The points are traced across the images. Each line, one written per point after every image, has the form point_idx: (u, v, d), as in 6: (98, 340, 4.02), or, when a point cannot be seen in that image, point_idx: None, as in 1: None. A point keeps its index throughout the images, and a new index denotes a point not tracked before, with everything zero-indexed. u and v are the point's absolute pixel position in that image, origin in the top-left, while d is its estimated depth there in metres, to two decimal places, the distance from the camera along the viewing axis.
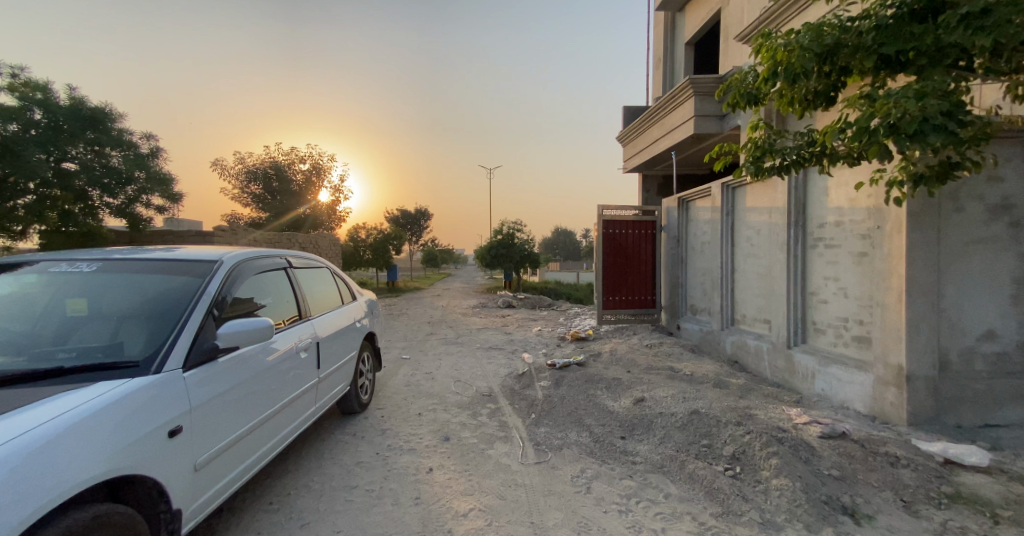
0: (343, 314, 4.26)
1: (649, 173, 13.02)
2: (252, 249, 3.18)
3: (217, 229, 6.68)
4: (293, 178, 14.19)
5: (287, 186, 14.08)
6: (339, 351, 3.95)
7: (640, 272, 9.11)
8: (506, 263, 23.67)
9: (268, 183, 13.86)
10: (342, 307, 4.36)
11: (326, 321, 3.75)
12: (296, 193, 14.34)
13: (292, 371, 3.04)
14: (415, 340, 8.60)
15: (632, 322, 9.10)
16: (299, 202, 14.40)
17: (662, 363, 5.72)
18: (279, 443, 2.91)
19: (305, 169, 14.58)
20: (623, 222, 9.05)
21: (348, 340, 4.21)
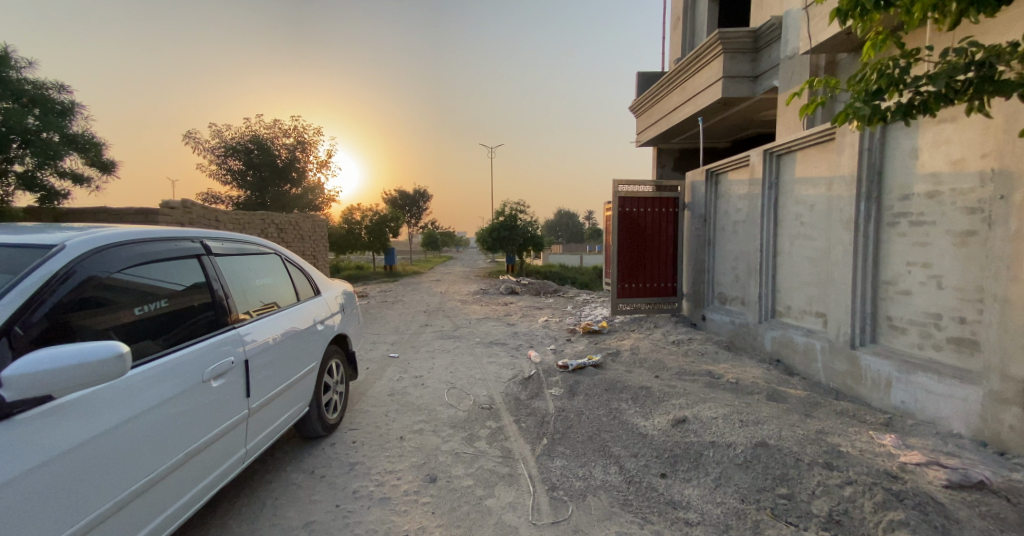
0: (299, 312, 3.40)
1: (665, 145, 12.02)
2: (140, 229, 2.38)
3: (166, 206, 5.67)
4: (277, 154, 13.12)
5: (270, 162, 13.05)
6: (289, 364, 3.08)
7: (660, 255, 8.16)
8: (509, 247, 22.70)
9: (249, 158, 12.81)
10: (297, 305, 3.48)
11: (264, 327, 2.90)
12: (280, 170, 13.29)
13: (193, 409, 2.23)
14: (406, 334, 7.65)
15: (649, 312, 8.21)
16: (284, 179, 13.39)
17: (697, 366, 4.76)
18: (189, 503, 2.21)
19: (289, 144, 13.53)
20: (642, 199, 8.05)
21: (305, 346, 3.34)
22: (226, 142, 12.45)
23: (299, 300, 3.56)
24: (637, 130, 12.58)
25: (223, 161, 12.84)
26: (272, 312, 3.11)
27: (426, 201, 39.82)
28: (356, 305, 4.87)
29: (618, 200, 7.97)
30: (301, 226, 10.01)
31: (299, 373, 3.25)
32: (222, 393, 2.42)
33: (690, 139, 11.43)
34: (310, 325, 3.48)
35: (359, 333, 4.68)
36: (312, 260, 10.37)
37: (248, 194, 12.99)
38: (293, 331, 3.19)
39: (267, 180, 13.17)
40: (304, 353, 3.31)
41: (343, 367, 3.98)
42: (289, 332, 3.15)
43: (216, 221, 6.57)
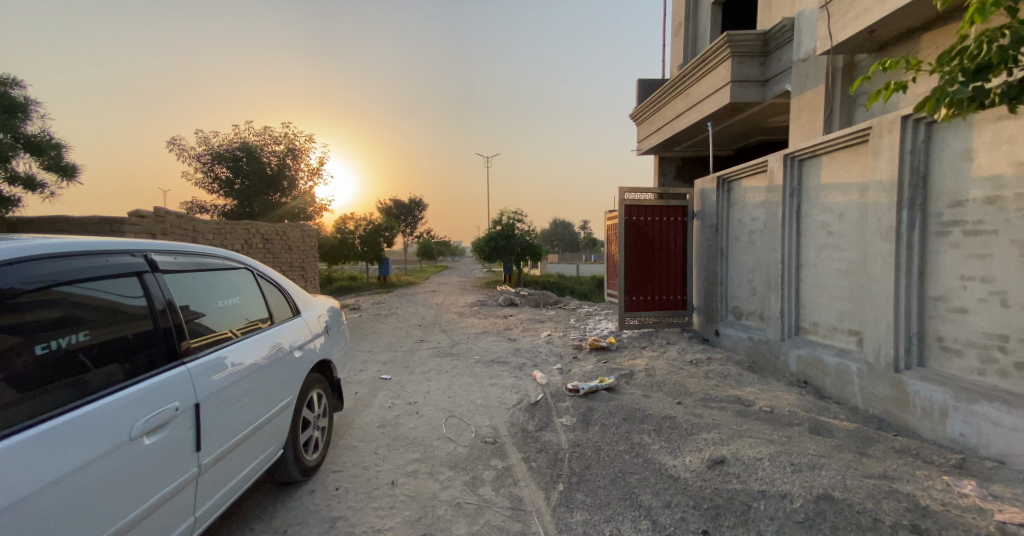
0: (273, 336, 2.92)
1: (667, 153, 11.69)
2: (77, 238, 2.00)
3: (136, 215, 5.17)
4: (266, 162, 12.62)
5: (260, 171, 12.59)
6: (257, 401, 2.61)
7: (669, 266, 7.73)
8: (507, 256, 22.29)
9: (237, 166, 12.34)
10: (271, 327, 3.00)
11: (225, 359, 2.43)
12: (270, 178, 12.82)
13: (115, 478, 1.77)
14: (399, 352, 7.15)
15: (658, 326, 7.76)
16: (273, 188, 12.90)
17: (722, 391, 4.31)
18: None
19: (280, 152, 13.07)
20: (649, 207, 7.64)
21: (280, 376, 2.86)
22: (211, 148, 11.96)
23: (273, 322, 3.07)
24: (638, 139, 12.25)
25: (209, 169, 12.33)
26: (237, 339, 2.63)
27: (420, 210, 39.36)
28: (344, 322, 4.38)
29: (625, 209, 7.57)
30: (289, 236, 9.51)
31: (274, 409, 2.78)
32: (161, 452, 1.95)
33: (693, 146, 11.10)
34: (287, 351, 3.00)
35: (348, 355, 4.19)
36: (301, 272, 9.86)
37: (235, 203, 12.47)
38: (264, 360, 2.72)
39: (255, 188, 12.66)
40: (278, 385, 2.83)
41: (327, 396, 3.50)
42: (259, 363, 2.67)
43: (194, 231, 6.06)
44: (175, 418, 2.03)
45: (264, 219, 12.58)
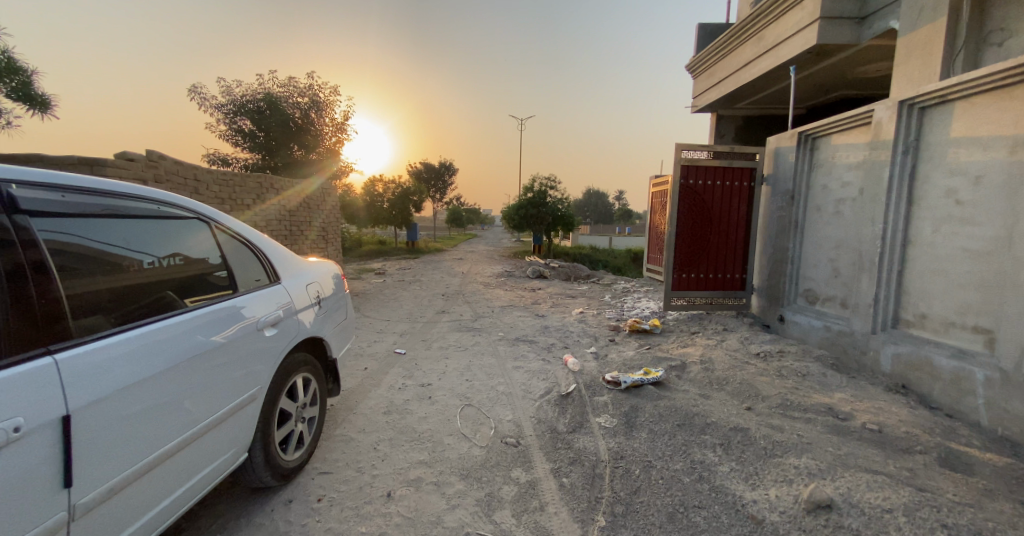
0: (233, 308, 2.23)
1: (735, 105, 10.58)
2: None
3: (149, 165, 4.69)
4: (291, 115, 12.11)
5: (285, 124, 12.10)
6: (200, 398, 1.98)
7: (728, 239, 6.78)
8: (539, 225, 21.38)
9: (261, 118, 11.90)
10: (232, 296, 2.31)
11: (137, 347, 1.76)
12: (294, 133, 12.33)
13: None
14: (417, 324, 6.54)
15: (710, 308, 6.87)
16: (297, 143, 12.42)
17: (805, 396, 3.47)
18: None
19: (305, 104, 12.52)
20: (710, 170, 6.68)
21: (239, 363, 2.19)
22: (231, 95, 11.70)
23: (237, 290, 2.39)
24: (698, 91, 11.16)
25: (233, 120, 11.98)
26: (167, 315, 1.96)
27: (452, 175, 38.60)
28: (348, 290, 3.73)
29: (680, 171, 6.64)
30: (316, 193, 8.97)
31: (234, 404, 2.16)
32: None
33: (756, 99, 10.06)
34: (254, 329, 2.31)
35: (348, 330, 3.53)
36: (328, 233, 9.37)
37: (259, 157, 12.11)
38: (210, 344, 2.05)
39: (281, 142, 12.21)
40: (237, 375, 2.17)
41: (318, 380, 2.84)
42: (202, 349, 2.00)
43: (197, 181, 5.52)
44: (19, 442, 1.41)
45: (288, 175, 12.13)
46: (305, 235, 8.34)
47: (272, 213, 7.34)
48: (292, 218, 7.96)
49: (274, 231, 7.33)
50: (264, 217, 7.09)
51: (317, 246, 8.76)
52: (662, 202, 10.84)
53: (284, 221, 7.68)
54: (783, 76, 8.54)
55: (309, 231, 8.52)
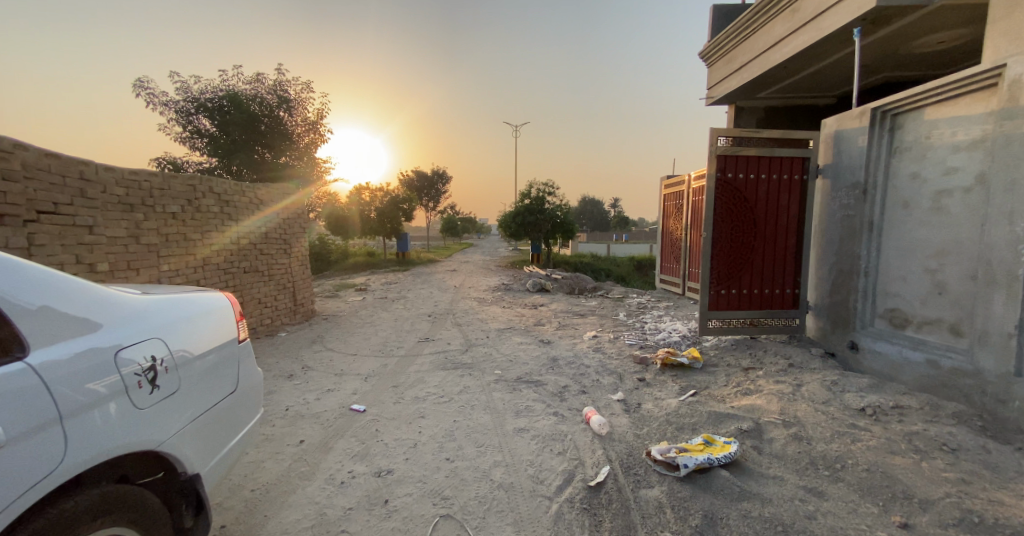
0: (48, 377, 1.45)
1: (757, 93, 9.50)
2: None
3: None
4: (257, 114, 10.85)
5: (252, 124, 10.82)
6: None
7: (774, 246, 5.56)
8: (536, 233, 20.07)
9: (223, 117, 10.69)
10: (83, 342, 1.59)
11: None
12: (261, 133, 11.06)
13: None
14: (391, 361, 5.16)
15: (756, 331, 5.58)
16: (264, 144, 11.14)
17: (987, 499, 2.16)
18: None
19: (275, 103, 11.29)
20: (751, 161, 5.49)
21: (24, 473, 1.37)
22: (185, 92, 10.47)
23: (60, 343, 1.55)
24: (715, 80, 10.11)
25: (190, 121, 10.77)
26: None
27: (445, 183, 37.30)
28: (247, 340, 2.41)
29: (717, 162, 5.43)
30: (283, 200, 7.46)
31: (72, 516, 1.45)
32: None
33: (781, 84, 8.91)
34: (36, 424, 1.40)
35: (239, 404, 2.23)
36: (298, 247, 7.87)
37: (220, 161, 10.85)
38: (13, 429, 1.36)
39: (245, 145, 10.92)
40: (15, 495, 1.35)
41: (143, 527, 1.63)
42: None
43: (83, 179, 4.17)
44: None
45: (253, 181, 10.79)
46: (264, 249, 6.86)
47: (216, 224, 5.90)
48: (246, 229, 6.51)
49: (214, 245, 5.86)
50: (203, 228, 5.65)
51: (281, 263, 7.27)
52: (676, 205, 9.62)
53: (233, 234, 6.22)
54: (821, 54, 7.37)
55: (270, 245, 7.04)
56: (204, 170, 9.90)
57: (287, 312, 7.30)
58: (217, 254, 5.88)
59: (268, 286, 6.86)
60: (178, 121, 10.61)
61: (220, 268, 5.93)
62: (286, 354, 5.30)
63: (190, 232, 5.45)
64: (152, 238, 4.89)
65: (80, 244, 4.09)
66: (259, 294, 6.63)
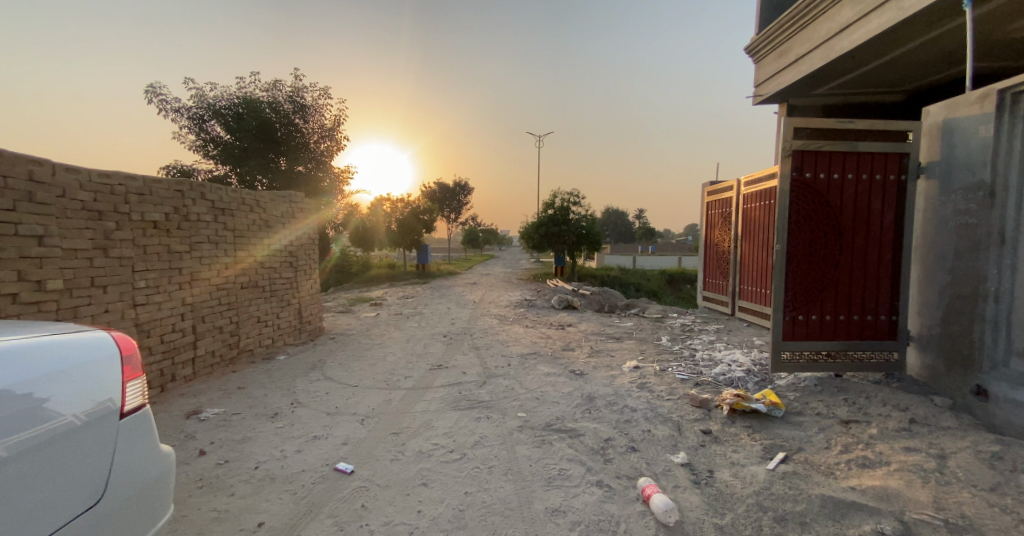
0: None
1: (813, 90, 8.48)
2: None
3: None
4: (271, 119, 10.53)
5: (265, 129, 10.52)
6: None
7: (864, 263, 4.54)
8: (560, 245, 19.15)
9: (236, 123, 10.35)
10: None
11: None
12: (274, 139, 10.74)
13: None
14: (394, 397, 4.33)
15: (841, 367, 4.54)
16: (276, 150, 10.78)
17: None
18: None
19: (289, 108, 10.96)
20: (835, 159, 4.50)
21: None
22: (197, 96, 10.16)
23: None
24: (764, 78, 9.14)
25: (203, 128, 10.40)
26: None
27: (467, 194, 36.81)
28: (130, 414, 1.71)
29: (793, 159, 4.43)
30: (286, 207, 6.66)
31: None
32: None
33: (843, 79, 7.89)
34: None
35: (105, 521, 1.56)
36: (304, 259, 7.07)
37: (229, 169, 10.38)
38: None
39: (257, 151, 10.46)
40: None
41: None
42: None
43: (34, 182, 3.45)
44: None
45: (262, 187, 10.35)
46: (265, 262, 6.06)
47: (210, 235, 5.06)
48: (245, 239, 5.70)
49: (205, 258, 4.98)
50: (192, 239, 4.82)
51: (284, 276, 6.49)
52: (722, 214, 8.60)
53: (231, 245, 5.41)
54: (899, 39, 6.32)
55: (272, 258, 6.24)
56: (213, 176, 9.35)
57: (290, 331, 6.57)
58: (208, 268, 5.02)
59: (268, 303, 6.08)
60: (188, 126, 10.26)
61: (217, 284, 5.13)
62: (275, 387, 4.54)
63: (177, 245, 4.64)
64: (126, 251, 4.11)
65: (24, 257, 3.36)
66: (258, 311, 5.85)
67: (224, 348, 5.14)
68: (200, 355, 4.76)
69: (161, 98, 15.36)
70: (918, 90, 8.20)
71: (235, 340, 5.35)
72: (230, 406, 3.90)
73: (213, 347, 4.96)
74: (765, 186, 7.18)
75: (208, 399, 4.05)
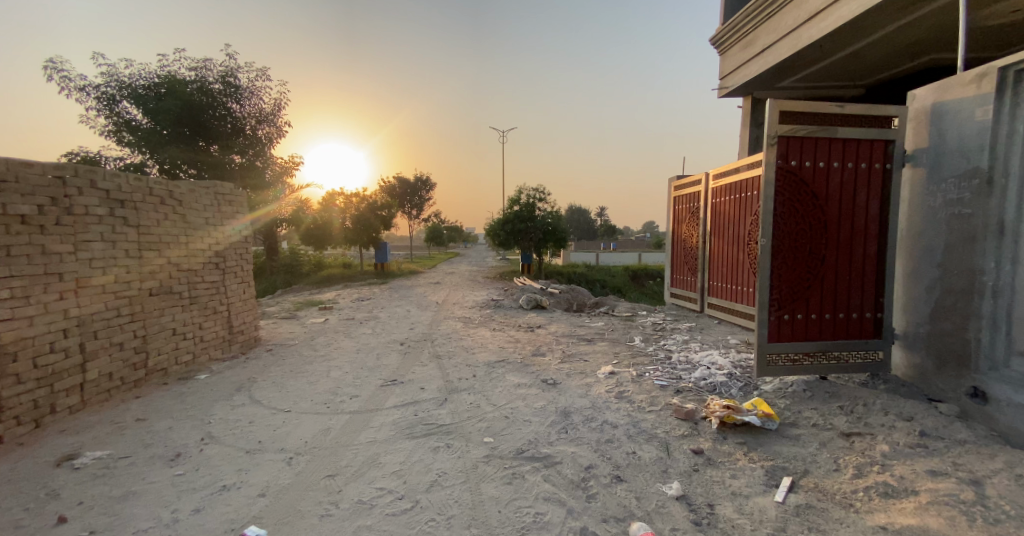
0: None
1: (778, 83, 8.27)
2: None
3: None
4: (196, 100, 9.66)
5: (189, 112, 9.64)
6: None
7: (848, 256, 4.21)
8: (525, 242, 18.68)
9: (152, 104, 9.43)
10: None
11: None
12: (201, 124, 9.91)
13: None
14: (333, 426, 3.63)
15: (825, 369, 4.17)
16: (203, 137, 10.01)
17: None
18: None
19: (217, 89, 10.08)
20: (822, 144, 4.13)
21: None
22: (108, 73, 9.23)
23: None
24: (726, 70, 8.89)
25: (114, 108, 9.48)
26: None
27: (428, 190, 35.76)
28: None
29: (778, 145, 4.06)
30: (208, 200, 5.82)
31: None
32: None
33: (805, 72, 7.69)
34: None
35: None
36: (236, 260, 6.27)
37: (144, 154, 9.47)
38: None
39: (178, 136, 9.63)
40: None
41: None
42: None
43: None
44: None
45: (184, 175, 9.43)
46: (182, 264, 5.26)
47: (104, 232, 4.22)
48: (154, 238, 4.86)
49: (96, 260, 4.13)
50: (79, 236, 3.98)
51: (206, 280, 5.68)
52: (690, 209, 8.29)
53: (134, 244, 4.58)
54: (870, 26, 6.06)
55: (192, 260, 5.42)
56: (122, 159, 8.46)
57: (217, 344, 5.81)
58: (101, 273, 4.17)
59: (186, 312, 5.29)
60: (95, 106, 9.33)
61: (115, 292, 4.31)
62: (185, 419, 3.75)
63: (57, 244, 3.80)
64: None
65: None
66: (172, 322, 5.06)
67: (126, 369, 4.38)
68: (90, 380, 3.97)
69: (66, 82, 13.83)
70: (880, 83, 8.15)
71: (142, 359, 4.59)
72: (122, 446, 3.12)
73: (108, 370, 4.18)
74: (734, 179, 6.85)
75: (95, 438, 3.25)
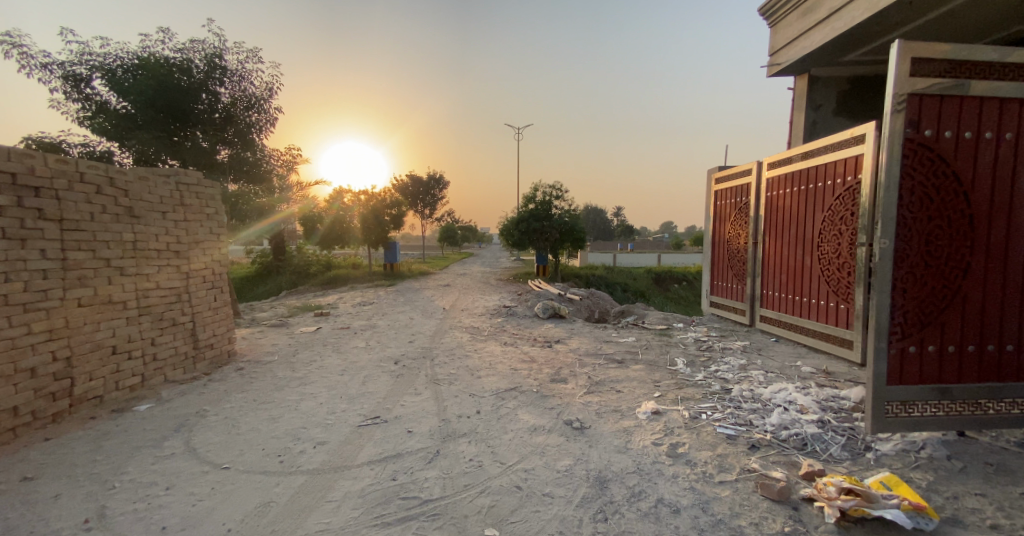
0: None
1: (842, 57, 6.99)
2: None
3: None
4: (176, 82, 8.84)
5: (168, 95, 8.84)
6: None
7: (1002, 265, 2.85)
8: (540, 242, 17.59)
9: (126, 85, 8.60)
10: None
11: None
12: (182, 108, 9.11)
13: None
14: (273, 506, 2.58)
15: (969, 423, 2.85)
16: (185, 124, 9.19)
17: None
18: None
19: (200, 70, 9.24)
20: (970, 107, 2.81)
21: None
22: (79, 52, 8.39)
23: None
24: (777, 45, 7.63)
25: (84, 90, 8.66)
26: None
27: (442, 189, 34.89)
28: None
29: (907, 107, 2.75)
30: (168, 192, 5.08)
31: None
32: None
33: (879, 42, 6.42)
34: None
35: None
36: (205, 264, 5.58)
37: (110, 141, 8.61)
38: None
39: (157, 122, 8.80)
40: None
41: None
42: None
43: None
44: None
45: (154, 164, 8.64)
46: (125, 267, 4.54)
47: (4, 225, 3.55)
48: (86, 235, 4.17)
49: None
50: None
51: (162, 286, 4.94)
52: (735, 205, 7.12)
53: (52, 243, 3.88)
54: None
55: (140, 262, 4.69)
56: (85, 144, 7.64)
57: (176, 364, 5.06)
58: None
59: (131, 325, 4.55)
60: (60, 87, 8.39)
61: (20, 303, 3.59)
62: (86, 492, 2.77)
63: None
64: None
65: None
66: (111, 338, 4.33)
67: (45, 401, 3.72)
68: None
69: None
70: None
71: (64, 387, 3.88)
72: None
73: (9, 404, 3.46)
74: (796, 168, 5.68)
75: None
